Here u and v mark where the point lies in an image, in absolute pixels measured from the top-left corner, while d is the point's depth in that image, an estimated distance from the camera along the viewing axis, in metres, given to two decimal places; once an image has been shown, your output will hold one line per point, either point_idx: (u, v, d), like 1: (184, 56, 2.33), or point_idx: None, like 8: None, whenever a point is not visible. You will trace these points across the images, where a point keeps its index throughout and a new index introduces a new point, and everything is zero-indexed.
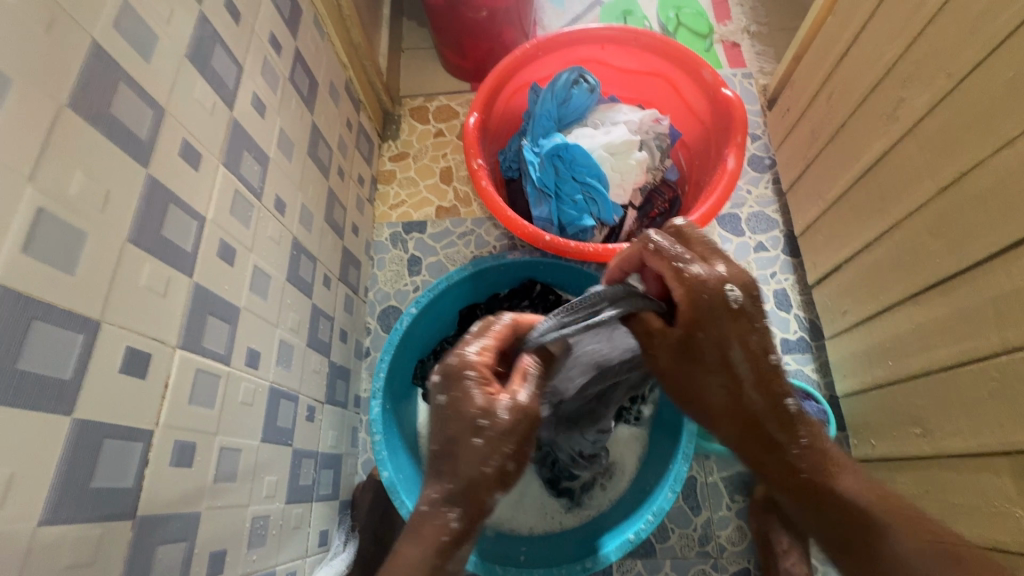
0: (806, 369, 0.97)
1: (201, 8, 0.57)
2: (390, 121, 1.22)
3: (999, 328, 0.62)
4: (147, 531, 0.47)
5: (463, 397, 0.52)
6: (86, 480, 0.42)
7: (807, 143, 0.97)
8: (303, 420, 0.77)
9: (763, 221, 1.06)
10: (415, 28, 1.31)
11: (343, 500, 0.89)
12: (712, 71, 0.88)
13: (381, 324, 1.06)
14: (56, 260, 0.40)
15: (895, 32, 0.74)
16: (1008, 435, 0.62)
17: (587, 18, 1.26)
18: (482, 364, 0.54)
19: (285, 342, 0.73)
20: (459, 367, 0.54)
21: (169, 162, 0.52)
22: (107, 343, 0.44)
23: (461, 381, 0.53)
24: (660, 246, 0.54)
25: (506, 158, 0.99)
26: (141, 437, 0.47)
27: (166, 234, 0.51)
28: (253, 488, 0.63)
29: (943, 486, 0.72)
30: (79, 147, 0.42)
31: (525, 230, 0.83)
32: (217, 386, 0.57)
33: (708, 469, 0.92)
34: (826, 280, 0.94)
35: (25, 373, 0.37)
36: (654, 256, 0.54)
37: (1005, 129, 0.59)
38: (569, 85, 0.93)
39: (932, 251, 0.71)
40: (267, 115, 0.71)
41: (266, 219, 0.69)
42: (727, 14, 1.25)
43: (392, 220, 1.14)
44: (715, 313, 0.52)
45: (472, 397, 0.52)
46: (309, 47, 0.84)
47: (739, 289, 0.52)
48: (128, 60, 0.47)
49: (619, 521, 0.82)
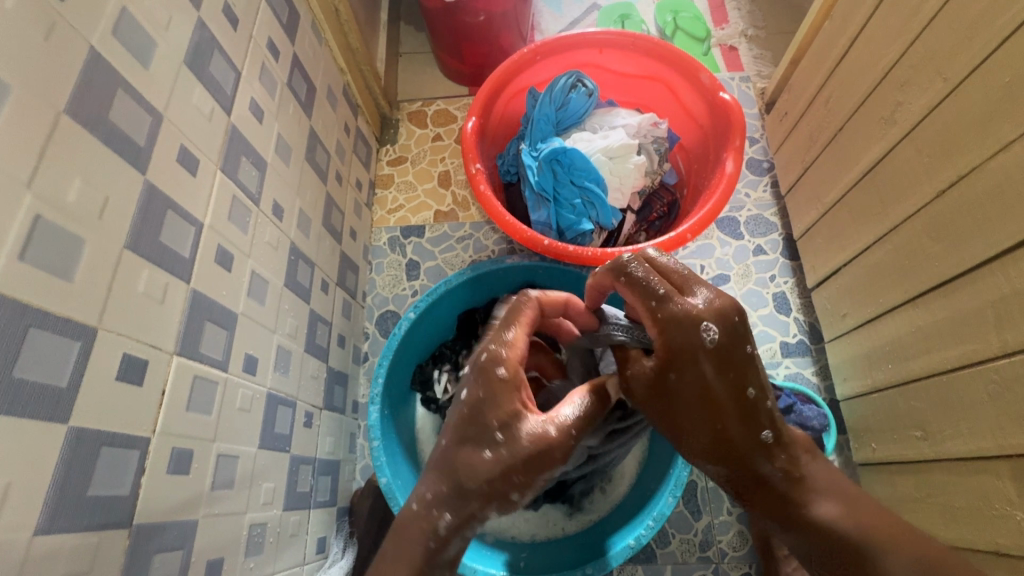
0: (806, 372, 0.96)
1: (199, 14, 0.57)
2: (388, 125, 1.22)
3: (999, 332, 0.62)
4: (144, 540, 0.47)
5: (490, 400, 0.54)
6: (83, 489, 0.41)
7: (805, 146, 0.97)
8: (301, 426, 0.77)
9: (761, 224, 1.06)
10: (413, 32, 1.31)
11: (342, 506, 0.88)
12: (710, 76, 0.88)
13: (380, 329, 1.06)
14: (54, 266, 0.40)
15: (892, 36, 0.74)
16: (1009, 438, 0.62)
17: (584, 22, 1.27)
18: (512, 364, 0.56)
19: (283, 347, 0.73)
20: (487, 362, 0.56)
21: (166, 167, 0.52)
22: (104, 350, 0.43)
23: (487, 375, 0.55)
24: (636, 277, 0.52)
25: (504, 162, 0.99)
26: (138, 444, 0.46)
27: (164, 240, 0.51)
28: (251, 495, 0.63)
29: (945, 490, 0.71)
30: (76, 153, 0.42)
31: (524, 234, 0.83)
32: (215, 393, 0.57)
33: (708, 473, 0.91)
34: (825, 283, 0.94)
35: (21, 381, 0.37)
36: (628, 288, 0.53)
37: (1003, 133, 0.59)
38: (567, 89, 0.93)
39: (931, 254, 0.71)
40: (265, 120, 0.71)
41: (264, 224, 0.69)
42: (724, 18, 1.25)
43: (390, 224, 1.14)
44: (684, 354, 0.49)
45: (510, 401, 0.54)
46: (307, 51, 0.84)
47: (715, 329, 0.48)
48: (126, 65, 0.47)
49: (620, 526, 0.82)
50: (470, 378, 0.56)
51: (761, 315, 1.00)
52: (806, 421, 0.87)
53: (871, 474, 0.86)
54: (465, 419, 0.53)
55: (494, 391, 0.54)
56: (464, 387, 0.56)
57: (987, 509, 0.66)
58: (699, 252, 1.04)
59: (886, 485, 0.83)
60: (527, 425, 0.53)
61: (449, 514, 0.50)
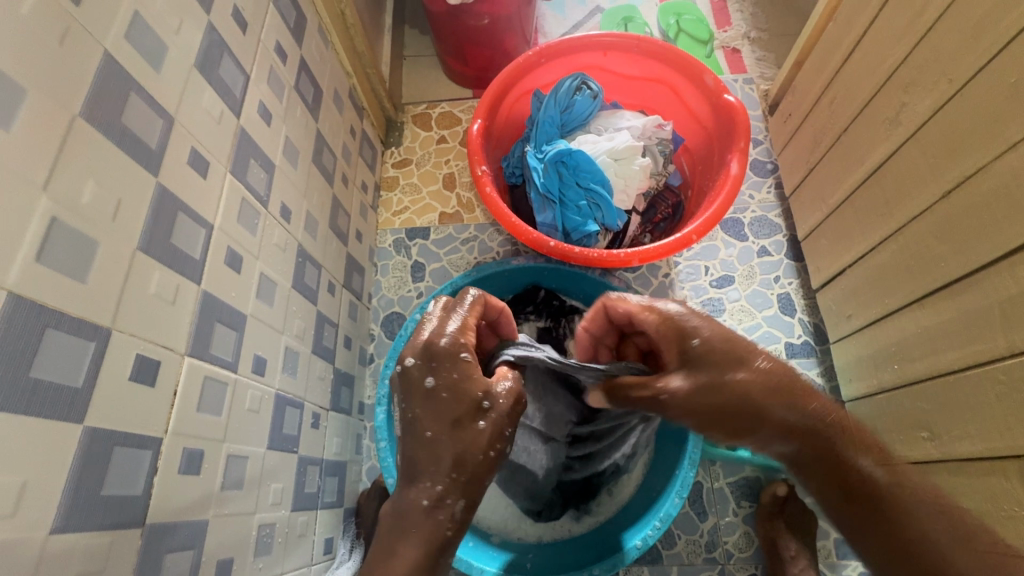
0: (811, 373, 0.96)
1: (209, 18, 0.58)
2: (393, 128, 1.22)
3: (1006, 332, 0.62)
4: (156, 539, 0.47)
5: (465, 378, 0.54)
6: (96, 488, 0.42)
7: (810, 147, 0.97)
8: (309, 427, 0.77)
9: (766, 225, 1.06)
10: (417, 35, 1.32)
11: (348, 507, 0.88)
12: (714, 78, 0.89)
13: (385, 331, 1.06)
14: (69, 268, 0.40)
15: (897, 38, 0.75)
16: (1017, 438, 0.62)
17: (588, 25, 1.27)
18: (470, 346, 0.57)
19: (291, 349, 0.73)
20: (448, 350, 0.55)
21: (177, 170, 0.52)
22: (118, 351, 0.44)
23: (455, 359, 0.55)
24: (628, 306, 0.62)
25: (509, 165, 1.00)
26: (150, 444, 0.47)
27: (175, 242, 0.51)
28: (260, 496, 0.63)
29: (953, 491, 0.71)
30: (91, 156, 0.43)
31: (530, 236, 0.83)
32: (225, 394, 0.57)
33: (714, 474, 0.91)
34: (830, 284, 0.94)
35: (37, 381, 0.37)
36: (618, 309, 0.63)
37: (1009, 133, 0.60)
38: (572, 92, 0.94)
39: (937, 255, 0.71)
40: (273, 123, 0.72)
41: (272, 226, 0.70)
42: (727, 21, 1.26)
43: (395, 226, 1.14)
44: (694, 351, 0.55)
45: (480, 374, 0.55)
46: (314, 55, 0.85)
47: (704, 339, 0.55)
48: (138, 70, 0.48)
49: (627, 528, 0.82)
50: (423, 365, 0.54)
51: (766, 316, 1.00)
52: None
53: None
54: (444, 401, 0.53)
55: (464, 371, 0.54)
56: (426, 377, 0.54)
57: (995, 509, 0.66)
58: (704, 253, 1.05)
59: None
60: (500, 390, 0.55)
61: (458, 513, 0.51)
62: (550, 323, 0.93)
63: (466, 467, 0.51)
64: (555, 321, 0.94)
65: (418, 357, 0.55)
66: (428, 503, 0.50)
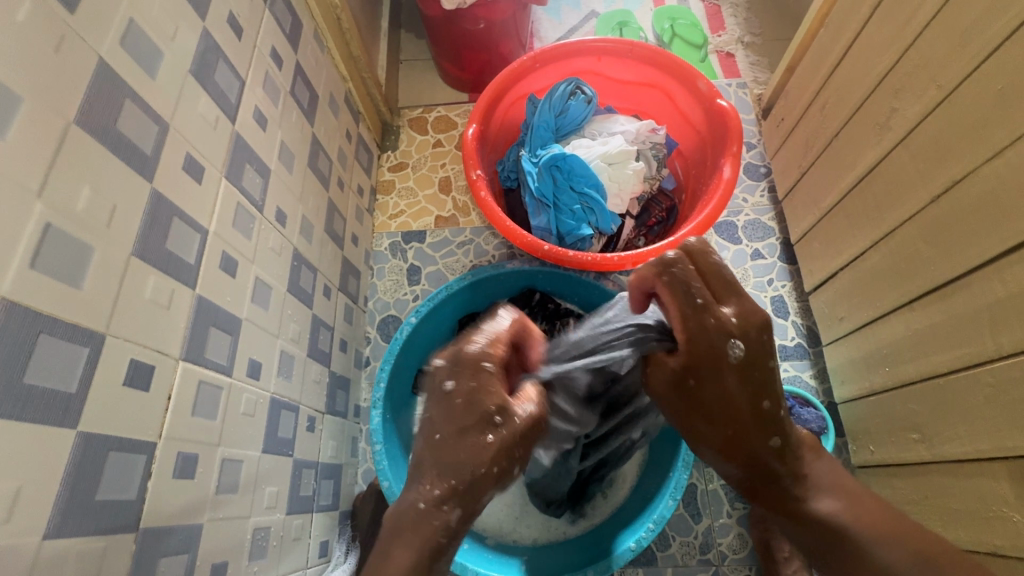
0: (804, 376, 0.97)
1: (204, 24, 0.58)
2: (389, 132, 1.23)
3: (995, 335, 0.63)
4: (150, 543, 0.47)
5: (478, 389, 0.53)
6: (91, 493, 0.42)
7: (802, 151, 0.98)
8: (304, 430, 0.77)
9: (759, 229, 1.07)
10: (413, 39, 1.33)
11: (344, 510, 0.89)
12: (707, 83, 0.90)
13: (381, 333, 1.07)
14: (64, 273, 0.40)
15: (886, 44, 0.75)
16: (1005, 440, 0.63)
17: (583, 29, 1.28)
18: (497, 357, 0.56)
19: (287, 352, 0.73)
20: (475, 356, 0.55)
21: (172, 175, 0.53)
22: (112, 356, 0.44)
23: (476, 368, 0.54)
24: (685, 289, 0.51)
25: (504, 169, 1.00)
26: (144, 448, 0.47)
27: (170, 247, 0.52)
28: (255, 499, 0.63)
29: (943, 492, 0.72)
30: (86, 162, 0.43)
31: (524, 240, 0.84)
32: (219, 398, 0.57)
33: (708, 476, 0.92)
34: (822, 287, 0.94)
35: (32, 387, 0.38)
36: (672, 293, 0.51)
37: (997, 139, 0.61)
38: (566, 96, 0.94)
39: (927, 258, 0.72)
40: (268, 127, 0.72)
41: (268, 231, 0.70)
42: (721, 25, 1.27)
43: (391, 230, 1.14)
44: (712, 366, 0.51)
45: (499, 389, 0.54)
46: (309, 60, 0.86)
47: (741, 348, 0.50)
48: (134, 76, 0.48)
49: (620, 528, 0.82)
50: (448, 369, 0.55)
51: None
52: (805, 424, 0.88)
53: (870, 477, 0.86)
54: (457, 407, 0.53)
55: (482, 383, 0.54)
56: (447, 381, 0.54)
57: (984, 510, 0.66)
58: None
59: (885, 487, 0.83)
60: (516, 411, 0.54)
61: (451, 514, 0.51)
62: (544, 325, 0.93)
63: (458, 470, 0.51)
64: (550, 324, 0.94)
65: (447, 359, 0.56)
66: (421, 503, 0.51)
